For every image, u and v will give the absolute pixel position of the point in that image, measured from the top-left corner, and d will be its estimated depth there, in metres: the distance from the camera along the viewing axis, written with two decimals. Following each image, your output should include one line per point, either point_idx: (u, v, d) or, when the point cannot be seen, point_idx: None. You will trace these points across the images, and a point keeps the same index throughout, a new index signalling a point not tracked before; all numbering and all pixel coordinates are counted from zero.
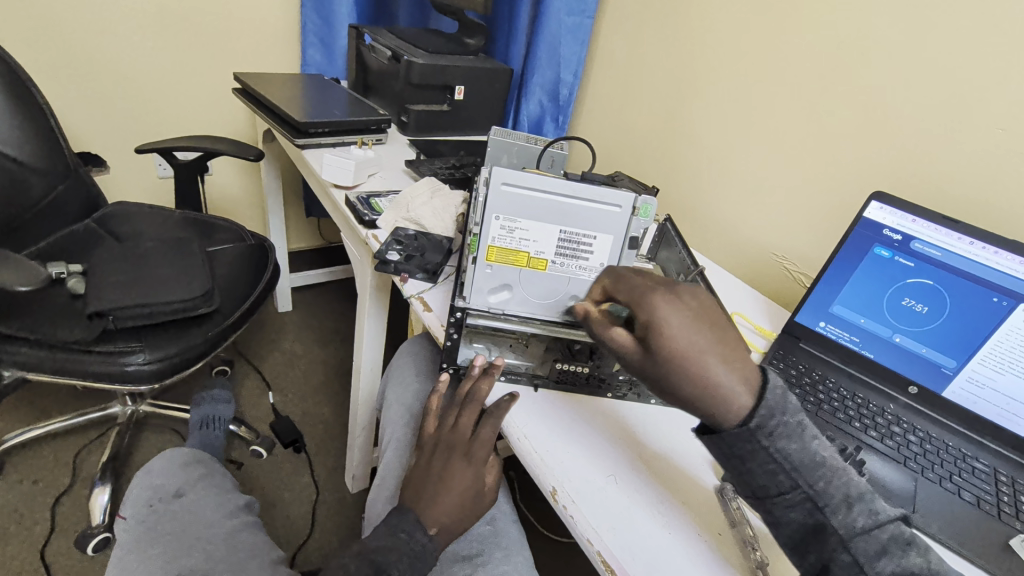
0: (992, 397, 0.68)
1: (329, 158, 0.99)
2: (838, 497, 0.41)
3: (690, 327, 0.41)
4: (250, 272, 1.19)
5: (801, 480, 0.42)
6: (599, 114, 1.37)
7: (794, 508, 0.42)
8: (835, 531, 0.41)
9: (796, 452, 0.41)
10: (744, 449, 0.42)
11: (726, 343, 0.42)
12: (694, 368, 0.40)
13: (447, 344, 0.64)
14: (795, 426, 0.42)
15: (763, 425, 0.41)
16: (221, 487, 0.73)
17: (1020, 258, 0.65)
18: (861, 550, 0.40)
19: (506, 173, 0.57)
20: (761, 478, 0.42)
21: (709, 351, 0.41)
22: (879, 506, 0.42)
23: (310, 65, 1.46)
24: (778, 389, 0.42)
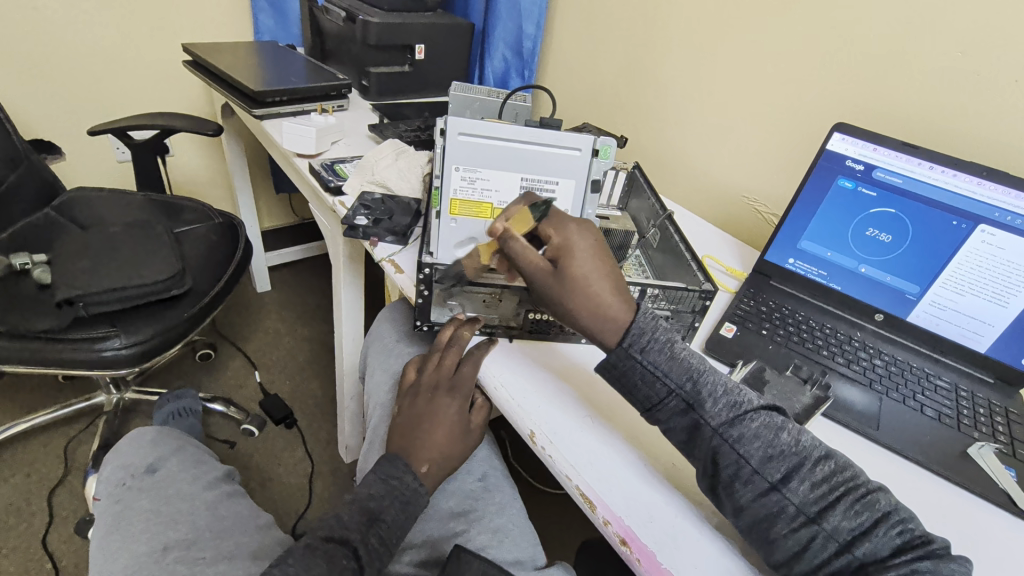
0: (954, 318, 0.70)
1: (289, 126, 0.96)
2: (706, 393, 0.46)
3: (589, 258, 0.51)
4: (220, 250, 1.17)
5: (673, 384, 0.47)
6: (565, 67, 1.35)
7: (677, 412, 0.47)
8: (708, 424, 0.46)
9: (665, 361, 0.48)
10: (623, 367, 0.48)
11: (619, 277, 0.51)
12: (587, 290, 0.49)
13: (419, 301, 0.63)
14: (664, 341, 0.49)
15: (636, 341, 0.48)
16: (194, 460, 0.73)
17: (978, 179, 0.66)
18: (733, 435, 0.45)
19: (461, 123, 0.56)
20: (642, 389, 0.48)
21: (601, 279, 0.50)
22: (745, 401, 0.47)
23: (263, 32, 1.41)
24: (649, 314, 0.50)
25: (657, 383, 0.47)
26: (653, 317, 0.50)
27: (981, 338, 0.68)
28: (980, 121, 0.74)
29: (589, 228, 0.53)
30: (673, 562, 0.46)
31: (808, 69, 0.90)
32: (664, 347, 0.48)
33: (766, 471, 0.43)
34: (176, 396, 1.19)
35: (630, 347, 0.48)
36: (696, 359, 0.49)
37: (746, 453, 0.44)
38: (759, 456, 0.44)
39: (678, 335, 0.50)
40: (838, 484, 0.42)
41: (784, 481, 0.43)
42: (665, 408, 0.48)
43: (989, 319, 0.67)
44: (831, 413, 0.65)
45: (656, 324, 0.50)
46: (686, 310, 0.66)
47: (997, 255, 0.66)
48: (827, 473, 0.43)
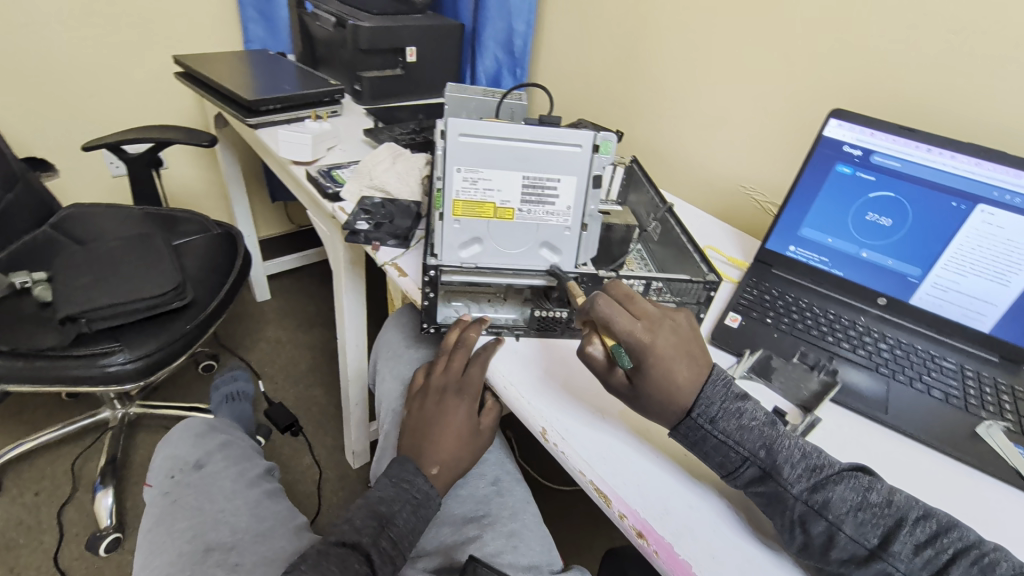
0: (956, 299, 0.70)
1: (284, 134, 0.96)
2: (782, 458, 0.45)
3: (673, 362, 0.48)
4: (220, 261, 1.17)
5: (746, 452, 0.46)
6: (557, 63, 1.34)
7: (754, 480, 0.46)
8: (789, 490, 0.44)
9: (736, 429, 0.47)
10: (694, 437, 0.48)
11: (697, 368, 0.49)
12: (670, 396, 0.47)
13: (425, 304, 0.63)
14: (733, 410, 0.48)
15: (703, 412, 0.47)
16: (240, 456, 0.73)
17: (975, 160, 0.66)
18: (819, 500, 0.43)
19: (462, 124, 0.56)
20: (716, 458, 0.48)
21: (685, 382, 0.47)
22: (825, 462, 0.46)
23: (253, 41, 1.41)
24: (717, 385, 0.48)
25: (729, 451, 0.47)
26: (725, 389, 0.49)
27: (984, 318, 0.69)
28: (973, 105, 0.75)
29: (667, 324, 0.50)
30: (691, 554, 0.47)
31: (801, 57, 0.90)
32: (733, 413, 0.47)
33: (863, 537, 0.42)
34: (233, 378, 1.22)
35: (698, 420, 0.47)
36: (768, 424, 0.47)
37: (836, 520, 0.42)
38: (851, 522, 0.42)
39: (747, 402, 0.48)
40: (942, 546, 0.41)
41: (883, 546, 0.41)
42: (739, 475, 0.47)
43: (991, 299, 0.68)
44: (841, 400, 0.65)
45: (729, 393, 0.49)
46: (692, 302, 0.66)
47: (998, 234, 0.66)
48: (929, 533, 0.41)
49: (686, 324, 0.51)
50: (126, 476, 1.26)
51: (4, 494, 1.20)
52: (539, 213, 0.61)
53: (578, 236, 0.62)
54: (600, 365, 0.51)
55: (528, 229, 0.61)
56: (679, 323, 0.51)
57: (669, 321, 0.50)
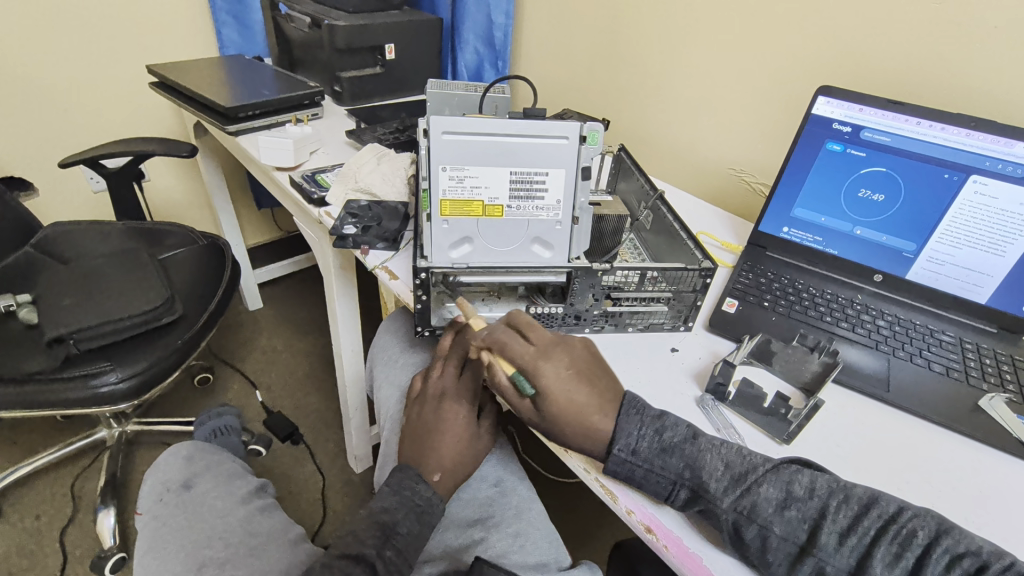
0: (952, 271, 0.70)
1: (265, 140, 0.94)
2: (706, 472, 0.46)
3: (570, 387, 0.50)
4: (206, 275, 1.15)
5: (672, 474, 0.48)
6: (539, 53, 1.32)
7: (689, 500, 0.47)
8: (718, 504, 0.45)
9: (659, 453, 0.48)
10: (624, 472, 0.49)
11: (600, 390, 0.51)
12: (581, 420, 0.50)
13: (418, 307, 0.63)
14: (653, 434, 0.49)
15: (624, 444, 0.49)
16: (228, 475, 0.74)
17: (965, 130, 0.66)
18: (745, 507, 0.44)
19: (444, 121, 0.55)
20: (650, 486, 0.49)
21: (589, 404, 0.50)
22: (749, 464, 0.47)
23: (228, 46, 1.38)
24: (631, 412, 0.50)
25: (658, 477, 0.48)
26: (636, 414, 0.50)
27: (981, 289, 0.68)
28: (961, 73, 0.74)
29: (558, 351, 0.52)
30: (701, 547, 0.47)
31: (785, 34, 0.89)
32: (654, 434, 0.49)
33: (792, 534, 0.42)
34: (216, 414, 1.20)
35: (620, 453, 0.49)
36: (689, 440, 0.49)
37: (765, 522, 0.43)
38: (779, 522, 0.43)
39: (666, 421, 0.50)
40: (867, 529, 0.41)
41: (811, 540, 0.42)
42: (675, 498, 0.48)
43: (987, 270, 0.68)
44: (842, 379, 0.65)
45: (644, 417, 0.50)
46: (687, 290, 0.65)
47: (991, 205, 0.66)
48: (851, 517, 0.42)
49: (580, 349, 0.54)
50: (127, 494, 1.24)
51: (4, 520, 1.18)
52: (529, 209, 0.59)
53: (570, 229, 0.60)
54: (507, 392, 0.52)
55: (519, 225, 0.60)
56: (571, 345, 0.53)
57: (559, 343, 0.52)
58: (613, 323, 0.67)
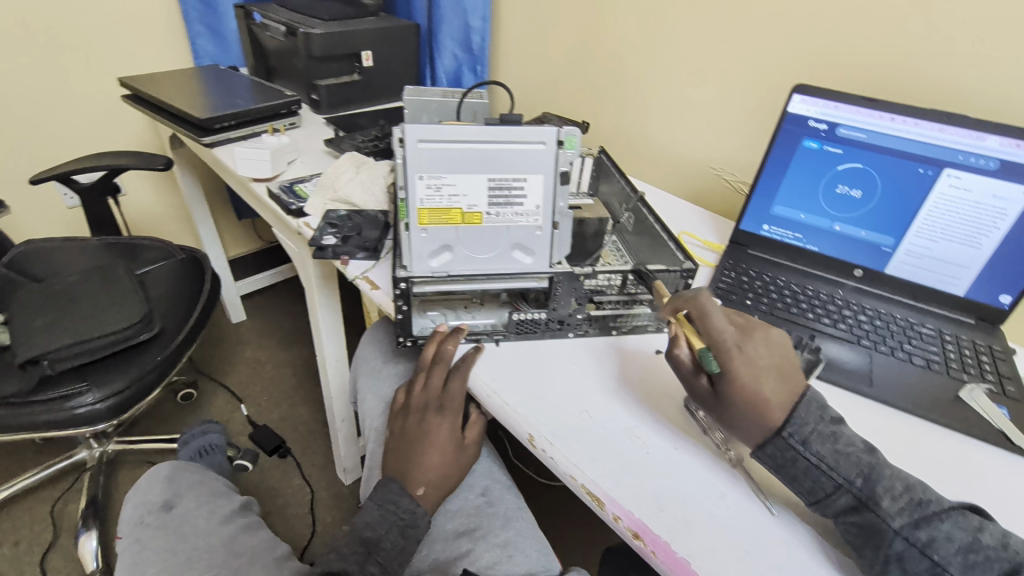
0: (930, 264, 0.71)
1: (241, 151, 0.93)
2: (882, 490, 0.43)
3: (761, 374, 0.47)
4: (187, 291, 1.13)
5: (841, 478, 0.44)
6: (517, 58, 1.32)
7: (847, 509, 0.44)
8: (886, 524, 0.42)
9: (832, 453, 0.45)
10: (782, 458, 0.46)
11: (794, 381, 0.47)
12: (759, 409, 0.46)
13: (399, 317, 0.62)
14: (829, 433, 0.45)
15: (796, 432, 0.45)
16: (210, 494, 0.72)
17: (937, 125, 0.66)
18: (921, 538, 0.41)
19: (419, 130, 0.54)
20: (805, 482, 0.45)
21: (774, 397, 0.46)
22: (930, 497, 0.43)
23: (203, 56, 1.36)
24: (811, 403, 0.46)
25: (822, 477, 0.45)
26: (820, 411, 0.46)
27: (958, 281, 0.70)
28: (931, 68, 0.76)
29: (757, 339, 0.49)
30: (689, 551, 0.47)
31: (760, 33, 0.89)
32: (830, 437, 0.45)
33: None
34: (201, 430, 1.16)
35: (790, 439, 0.45)
36: (867, 452, 0.45)
37: (940, 559, 0.40)
38: (958, 562, 0.40)
39: (844, 425, 0.46)
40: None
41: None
42: (831, 503, 0.45)
43: (965, 262, 0.69)
44: (825, 375, 0.65)
45: (825, 416, 0.46)
46: (669, 292, 0.66)
47: (966, 198, 0.67)
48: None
49: (781, 339, 0.50)
50: (109, 516, 1.21)
51: None
52: (508, 215, 0.59)
53: (550, 234, 0.60)
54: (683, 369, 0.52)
55: (499, 232, 0.59)
56: (770, 334, 0.50)
57: (757, 331, 0.50)
58: (597, 327, 0.67)
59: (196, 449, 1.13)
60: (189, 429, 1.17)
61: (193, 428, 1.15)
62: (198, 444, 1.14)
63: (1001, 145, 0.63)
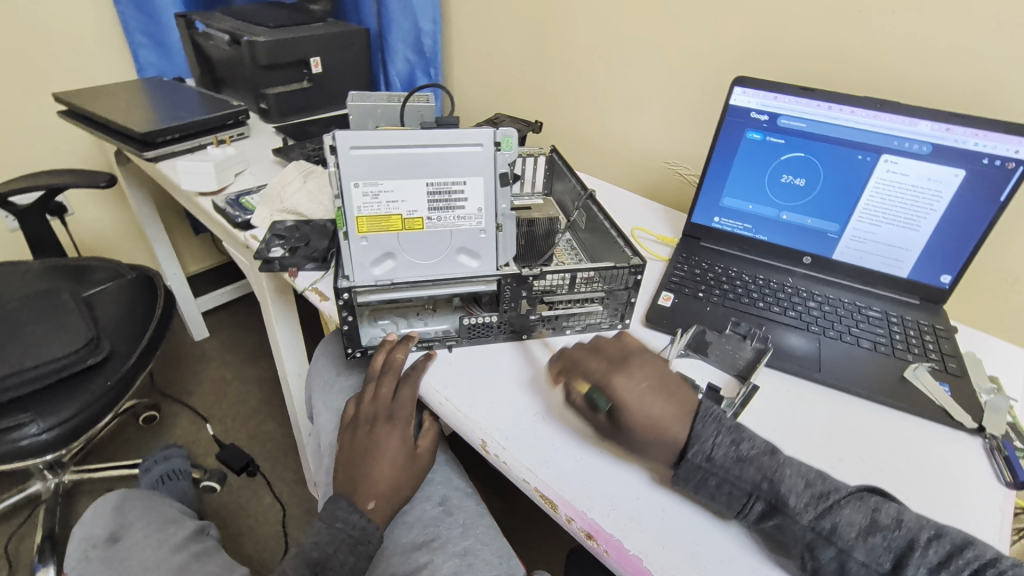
0: (874, 248, 0.73)
1: (183, 165, 0.90)
2: (786, 487, 0.45)
3: (646, 399, 0.50)
4: (138, 310, 1.09)
5: (749, 485, 0.46)
6: (471, 60, 1.31)
7: (763, 516, 0.45)
8: (794, 519, 0.43)
9: (735, 463, 0.47)
10: (695, 480, 0.48)
11: (679, 401, 0.51)
12: (658, 431, 0.49)
13: (345, 328, 0.60)
14: (730, 443, 0.48)
15: (699, 450, 0.48)
16: (162, 521, 0.69)
17: (872, 112, 0.67)
18: (825, 527, 0.43)
19: (351, 136, 0.53)
20: (720, 495, 0.47)
21: (666, 415, 0.49)
22: (834, 487, 0.45)
23: (146, 68, 1.32)
24: (707, 420, 0.49)
25: (731, 488, 0.46)
26: (717, 424, 0.49)
27: (901, 264, 0.72)
28: (867, 55, 0.77)
29: (634, 368, 0.53)
30: (641, 547, 0.46)
31: (703, 27, 0.90)
32: (729, 444, 0.48)
33: (875, 562, 0.41)
34: (165, 456, 1.14)
35: (694, 459, 0.48)
36: (767, 453, 0.47)
37: (845, 545, 0.42)
38: (860, 546, 0.41)
39: (744, 434, 0.49)
40: (960, 566, 0.40)
41: (897, 570, 0.40)
42: (748, 512, 0.46)
43: (906, 245, 0.71)
44: (776, 364, 0.65)
45: (722, 428, 0.49)
46: (621, 287, 0.65)
47: (903, 182, 0.68)
48: (943, 554, 0.40)
49: (654, 362, 0.54)
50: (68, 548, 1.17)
51: None
52: (450, 219, 0.58)
53: (495, 237, 0.59)
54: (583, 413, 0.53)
55: (442, 237, 0.58)
56: (645, 358, 0.54)
57: (633, 358, 0.54)
58: (550, 327, 0.67)
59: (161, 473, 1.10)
60: (152, 455, 1.15)
61: (157, 453, 1.14)
62: (162, 469, 1.11)
63: (933, 130, 0.65)
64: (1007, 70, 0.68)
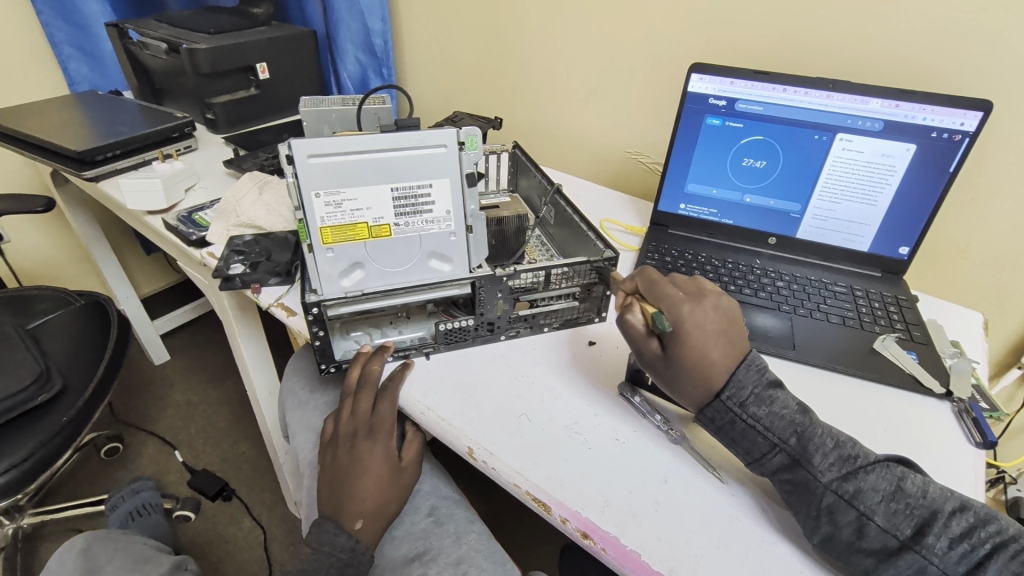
0: (835, 225, 0.75)
1: (127, 183, 0.85)
2: (815, 447, 0.45)
3: (709, 336, 0.48)
4: (88, 340, 1.02)
5: (776, 438, 0.46)
6: (423, 58, 1.28)
7: (783, 468, 0.46)
8: (818, 480, 0.44)
9: (767, 415, 0.47)
10: (722, 420, 0.48)
11: (737, 346, 0.49)
12: (705, 370, 0.48)
13: (317, 344, 0.58)
14: (767, 396, 0.47)
15: (734, 394, 0.47)
16: (134, 561, 0.65)
17: (826, 92, 0.69)
18: (849, 491, 0.43)
19: (307, 144, 0.50)
20: (745, 443, 0.48)
21: (721, 358, 0.48)
22: (861, 452, 0.46)
23: (78, 82, 1.24)
24: (749, 368, 0.48)
25: (759, 438, 0.47)
26: (757, 374, 0.48)
27: (862, 238, 0.74)
28: (816, 35, 0.79)
29: (706, 303, 0.51)
30: (638, 542, 0.46)
31: (656, 14, 0.90)
32: (767, 400, 0.47)
33: (896, 528, 0.42)
34: (133, 491, 1.08)
35: (727, 401, 0.47)
36: (800, 415, 0.47)
37: (867, 509, 0.42)
38: (882, 512, 0.42)
39: (780, 389, 0.48)
40: (981, 539, 0.40)
41: (917, 537, 0.41)
42: (768, 462, 0.47)
43: (864, 220, 0.73)
44: (751, 345, 0.66)
45: (762, 380, 0.48)
46: (596, 281, 0.64)
47: (859, 159, 0.70)
48: (965, 527, 0.41)
49: (731, 307, 0.51)
50: None
51: None
52: (418, 224, 0.56)
53: (465, 239, 0.58)
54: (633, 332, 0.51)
55: (411, 243, 0.57)
56: (719, 299, 0.51)
57: (707, 296, 0.51)
58: (528, 326, 0.66)
59: (129, 510, 1.04)
60: (118, 491, 1.09)
61: (122, 490, 1.08)
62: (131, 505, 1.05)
63: (883, 107, 0.67)
64: (946, 44, 0.71)
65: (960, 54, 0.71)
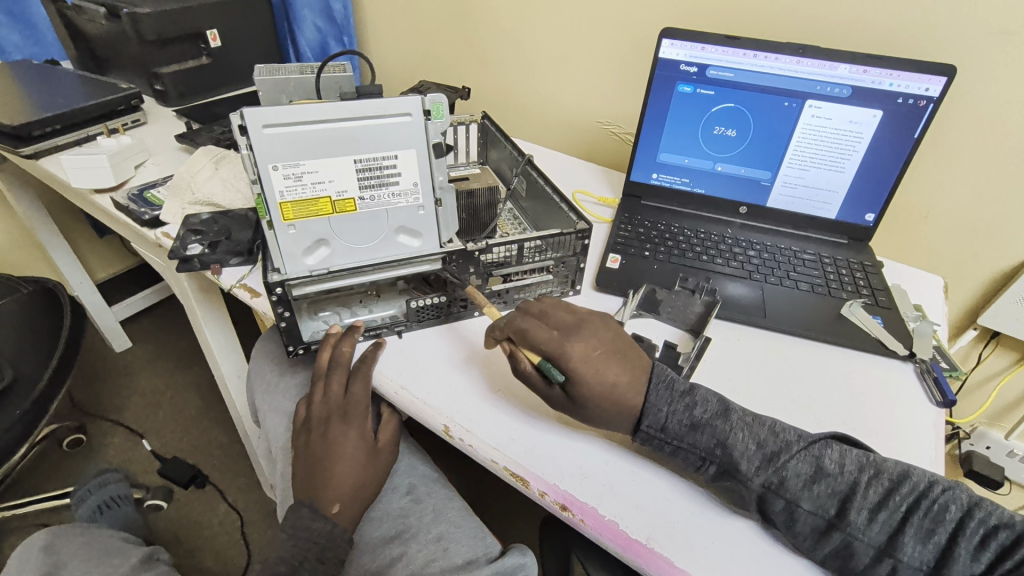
0: (804, 193, 0.75)
1: (70, 160, 0.79)
2: (738, 452, 0.46)
3: (601, 366, 0.48)
4: (38, 328, 0.97)
5: (702, 451, 0.47)
6: (386, 25, 1.22)
7: (717, 475, 0.47)
8: (747, 482, 0.45)
9: (688, 430, 0.47)
10: (651, 447, 0.48)
11: (633, 366, 0.49)
12: (616, 401, 0.48)
13: (283, 326, 0.56)
14: (683, 408, 0.48)
15: (653, 422, 0.48)
16: (104, 554, 0.63)
17: (796, 58, 0.68)
18: (776, 484, 0.44)
19: (262, 113, 0.47)
20: (677, 458, 0.48)
21: (623, 382, 0.48)
22: (783, 439, 0.47)
23: (10, 50, 1.15)
24: (659, 387, 0.49)
25: (687, 451, 0.47)
26: (669, 390, 0.49)
27: (830, 205, 0.75)
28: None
29: (584, 333, 0.50)
30: (615, 512, 0.47)
31: None
32: (684, 410, 0.48)
33: (821, 508, 0.43)
34: (98, 484, 1.04)
35: (649, 430, 0.48)
36: (719, 416, 0.48)
37: (794, 497, 0.44)
38: (808, 496, 0.44)
39: (695, 399, 0.49)
40: (896, 503, 0.43)
41: (841, 515, 0.43)
42: (702, 472, 0.47)
43: (832, 187, 0.74)
44: (724, 314, 0.67)
45: (674, 394, 0.49)
46: (570, 254, 0.64)
47: (827, 126, 0.70)
48: (882, 493, 0.43)
49: (604, 324, 0.51)
50: None
51: None
52: (384, 198, 0.54)
53: (435, 213, 0.56)
54: (532, 378, 0.50)
55: (377, 217, 0.54)
56: (591, 322, 0.51)
57: (580, 322, 0.51)
58: (502, 300, 0.64)
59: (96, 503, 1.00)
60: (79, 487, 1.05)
61: (83, 485, 1.03)
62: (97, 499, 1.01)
63: (851, 72, 0.67)
64: (915, 6, 0.71)
65: (927, 17, 0.71)
